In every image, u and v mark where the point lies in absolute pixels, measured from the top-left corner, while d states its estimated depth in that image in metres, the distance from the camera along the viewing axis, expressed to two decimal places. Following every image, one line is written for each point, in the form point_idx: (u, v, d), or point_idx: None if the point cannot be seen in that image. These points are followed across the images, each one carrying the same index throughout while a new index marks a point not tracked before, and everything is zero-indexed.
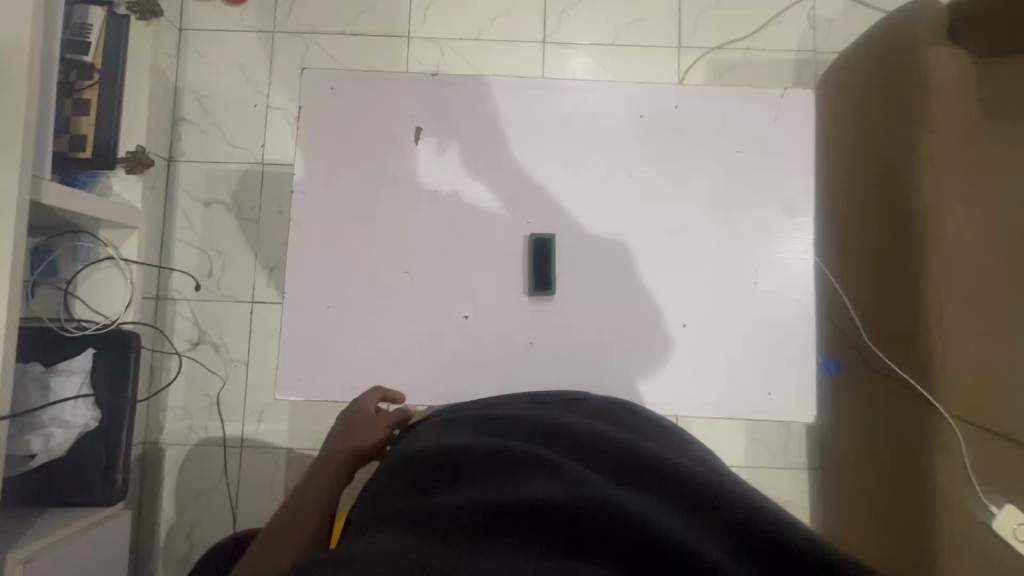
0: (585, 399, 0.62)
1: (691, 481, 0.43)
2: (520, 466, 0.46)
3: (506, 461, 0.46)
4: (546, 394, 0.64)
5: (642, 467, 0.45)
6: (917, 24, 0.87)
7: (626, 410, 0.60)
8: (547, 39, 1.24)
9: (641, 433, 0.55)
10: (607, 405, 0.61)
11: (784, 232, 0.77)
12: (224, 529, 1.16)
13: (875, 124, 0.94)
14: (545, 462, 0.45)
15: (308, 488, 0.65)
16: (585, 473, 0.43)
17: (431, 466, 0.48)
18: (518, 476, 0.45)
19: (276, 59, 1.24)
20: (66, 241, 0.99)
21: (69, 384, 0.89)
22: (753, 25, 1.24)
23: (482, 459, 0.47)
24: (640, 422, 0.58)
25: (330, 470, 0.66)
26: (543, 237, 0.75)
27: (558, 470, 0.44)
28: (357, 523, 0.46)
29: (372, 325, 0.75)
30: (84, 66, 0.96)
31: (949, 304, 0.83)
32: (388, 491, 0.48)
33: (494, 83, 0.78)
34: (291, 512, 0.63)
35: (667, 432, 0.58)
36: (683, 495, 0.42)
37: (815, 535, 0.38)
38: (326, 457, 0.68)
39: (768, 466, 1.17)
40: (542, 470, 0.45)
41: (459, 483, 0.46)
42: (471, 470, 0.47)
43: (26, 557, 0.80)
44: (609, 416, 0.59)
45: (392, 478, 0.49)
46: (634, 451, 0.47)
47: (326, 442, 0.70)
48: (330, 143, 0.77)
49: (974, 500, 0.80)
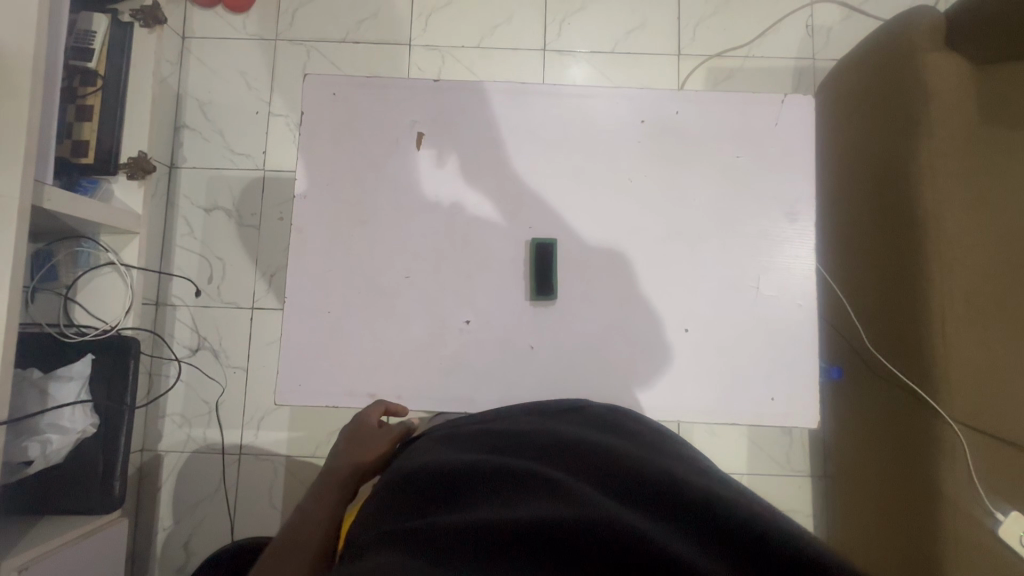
0: (583, 406, 0.62)
1: (693, 496, 0.42)
2: (520, 486, 0.45)
3: (506, 481, 0.46)
4: (546, 404, 0.64)
5: (645, 482, 0.45)
6: (916, 31, 0.87)
7: (625, 417, 0.61)
8: (547, 46, 1.25)
9: (645, 444, 0.55)
10: (608, 411, 0.61)
11: (785, 236, 0.76)
12: (221, 538, 1.14)
13: (874, 133, 0.94)
14: (547, 483, 0.45)
15: (310, 507, 0.63)
16: (585, 492, 0.43)
17: (427, 484, 0.48)
18: (519, 495, 0.45)
19: (278, 67, 1.25)
20: (67, 246, 1.00)
21: (67, 391, 0.88)
22: (751, 32, 1.25)
23: (482, 479, 0.47)
24: (641, 430, 0.58)
25: (332, 486, 0.64)
26: (543, 243, 0.75)
27: (558, 488, 0.44)
28: (355, 541, 0.46)
29: (373, 330, 0.75)
30: (87, 73, 0.97)
31: (951, 311, 0.82)
32: (385, 509, 0.48)
33: (495, 88, 0.78)
34: (293, 530, 0.60)
35: (669, 440, 0.58)
36: (687, 510, 0.41)
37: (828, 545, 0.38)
38: (328, 473, 0.67)
39: (770, 474, 1.16)
40: (542, 489, 0.45)
41: (458, 502, 0.46)
42: (470, 488, 0.47)
43: (22, 565, 0.79)
44: (612, 425, 0.59)
45: (391, 497, 0.49)
46: (638, 469, 0.46)
47: (330, 457, 0.69)
48: (331, 148, 0.77)
49: (981, 508, 0.79)
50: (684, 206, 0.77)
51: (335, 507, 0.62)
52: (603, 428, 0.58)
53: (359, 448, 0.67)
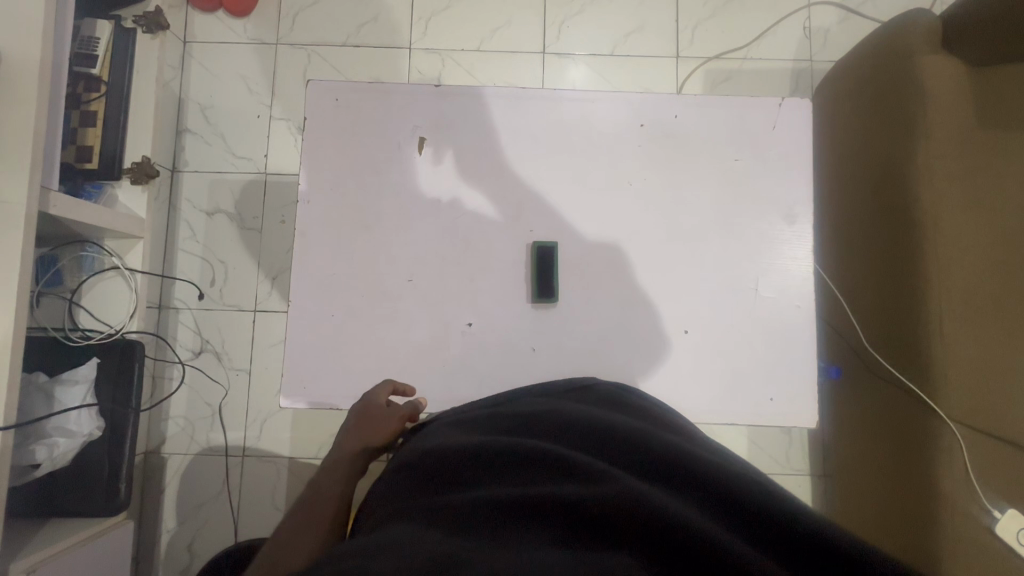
0: (591, 385, 0.65)
1: (696, 470, 0.47)
2: (533, 465, 0.50)
3: (518, 459, 0.51)
4: (553, 384, 0.66)
5: (651, 459, 0.49)
6: (913, 31, 0.88)
7: (632, 396, 0.63)
8: (547, 49, 1.26)
9: (648, 418, 0.58)
10: (615, 391, 0.63)
11: (783, 238, 0.77)
12: (225, 539, 1.15)
13: (871, 130, 0.95)
14: (556, 460, 0.49)
15: (321, 482, 0.65)
16: (595, 468, 0.48)
17: (444, 463, 0.52)
18: (532, 475, 0.49)
19: (279, 71, 1.26)
20: (72, 251, 1.01)
21: (74, 394, 0.88)
22: (749, 35, 1.26)
23: (495, 457, 0.51)
24: (649, 408, 0.61)
25: (343, 462, 0.66)
26: (545, 246, 0.76)
27: (570, 467, 0.48)
28: (375, 516, 0.50)
29: (376, 332, 0.75)
30: (91, 79, 0.98)
31: (947, 307, 0.83)
32: (403, 487, 0.52)
33: (496, 93, 0.79)
34: (306, 504, 0.62)
35: (671, 414, 0.61)
36: (690, 483, 0.46)
37: (819, 517, 0.42)
38: (337, 451, 0.68)
39: (770, 473, 1.17)
40: (554, 468, 0.49)
41: (474, 479, 0.50)
42: (485, 467, 0.51)
43: (31, 566, 0.80)
44: (618, 402, 0.61)
45: (405, 475, 0.53)
46: (643, 445, 0.51)
47: (340, 433, 0.70)
48: (335, 153, 0.78)
49: (978, 504, 0.80)
50: (684, 208, 0.78)
51: (345, 484, 0.65)
52: (609, 404, 0.61)
53: (367, 426, 0.68)
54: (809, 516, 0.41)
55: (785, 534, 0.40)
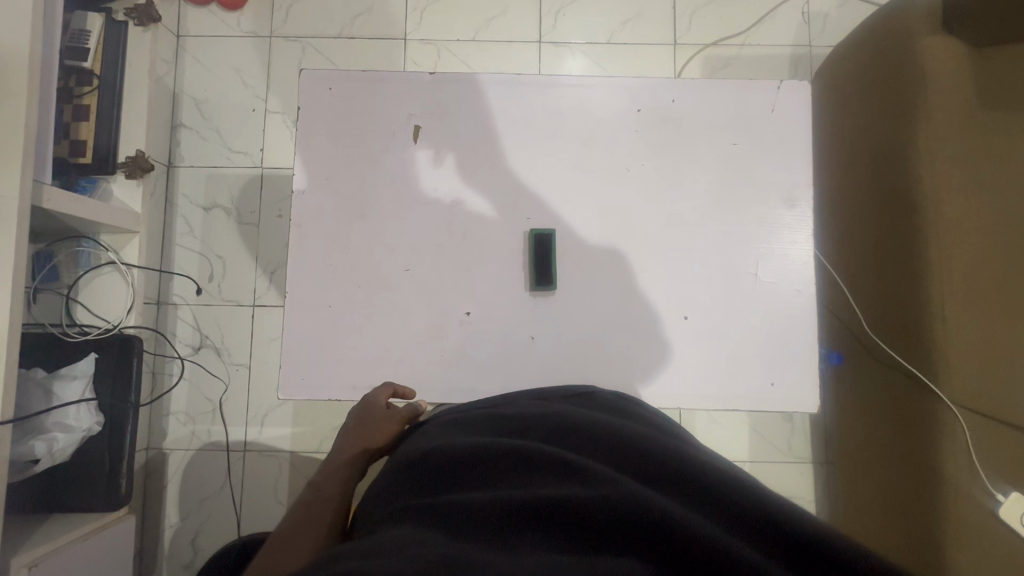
0: (590, 391, 0.64)
1: (698, 474, 0.46)
2: (533, 467, 0.50)
3: (518, 460, 0.50)
4: (554, 389, 0.66)
5: (653, 464, 0.49)
6: (913, 15, 0.87)
7: (631, 403, 0.63)
8: (543, 39, 1.25)
9: (649, 425, 0.58)
10: (614, 397, 0.63)
11: (784, 223, 0.77)
12: (227, 534, 1.15)
13: (872, 119, 0.94)
14: (558, 463, 0.49)
15: (321, 483, 0.66)
16: (598, 469, 0.47)
17: (444, 465, 0.52)
18: (533, 477, 0.49)
19: (274, 64, 1.25)
20: (67, 247, 1.00)
21: (72, 389, 0.88)
22: (747, 21, 1.25)
23: (495, 459, 0.51)
24: (649, 417, 0.60)
25: (342, 465, 0.68)
26: (543, 234, 0.75)
27: (572, 470, 0.48)
28: (375, 517, 0.50)
29: (374, 323, 0.75)
30: (83, 73, 0.97)
31: (950, 294, 0.83)
32: (402, 489, 0.52)
33: (492, 80, 0.78)
34: (306, 502, 0.64)
35: (671, 424, 0.61)
36: (693, 488, 0.45)
37: (822, 522, 0.41)
38: (336, 454, 0.70)
39: (772, 460, 1.17)
40: (555, 472, 0.49)
41: (474, 481, 0.50)
42: (485, 470, 0.50)
43: (30, 562, 0.80)
44: (618, 409, 0.61)
45: (405, 477, 0.53)
46: (645, 450, 0.50)
47: (338, 436, 0.71)
48: (330, 143, 0.77)
49: (982, 490, 0.80)
50: (682, 194, 0.77)
51: (345, 484, 0.66)
52: (610, 411, 0.60)
53: (367, 429, 0.69)
54: (812, 523, 0.41)
55: (788, 536, 0.40)
